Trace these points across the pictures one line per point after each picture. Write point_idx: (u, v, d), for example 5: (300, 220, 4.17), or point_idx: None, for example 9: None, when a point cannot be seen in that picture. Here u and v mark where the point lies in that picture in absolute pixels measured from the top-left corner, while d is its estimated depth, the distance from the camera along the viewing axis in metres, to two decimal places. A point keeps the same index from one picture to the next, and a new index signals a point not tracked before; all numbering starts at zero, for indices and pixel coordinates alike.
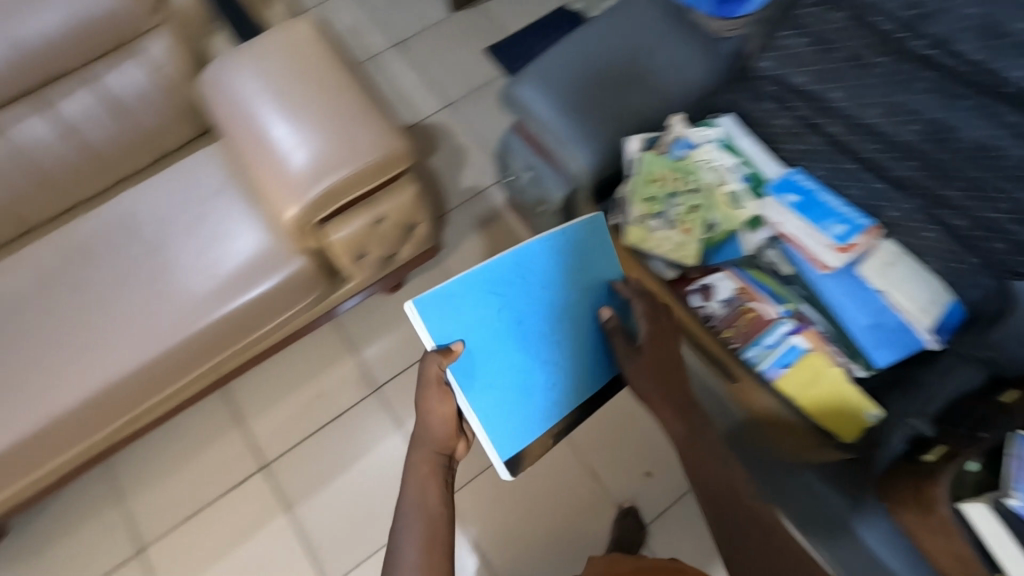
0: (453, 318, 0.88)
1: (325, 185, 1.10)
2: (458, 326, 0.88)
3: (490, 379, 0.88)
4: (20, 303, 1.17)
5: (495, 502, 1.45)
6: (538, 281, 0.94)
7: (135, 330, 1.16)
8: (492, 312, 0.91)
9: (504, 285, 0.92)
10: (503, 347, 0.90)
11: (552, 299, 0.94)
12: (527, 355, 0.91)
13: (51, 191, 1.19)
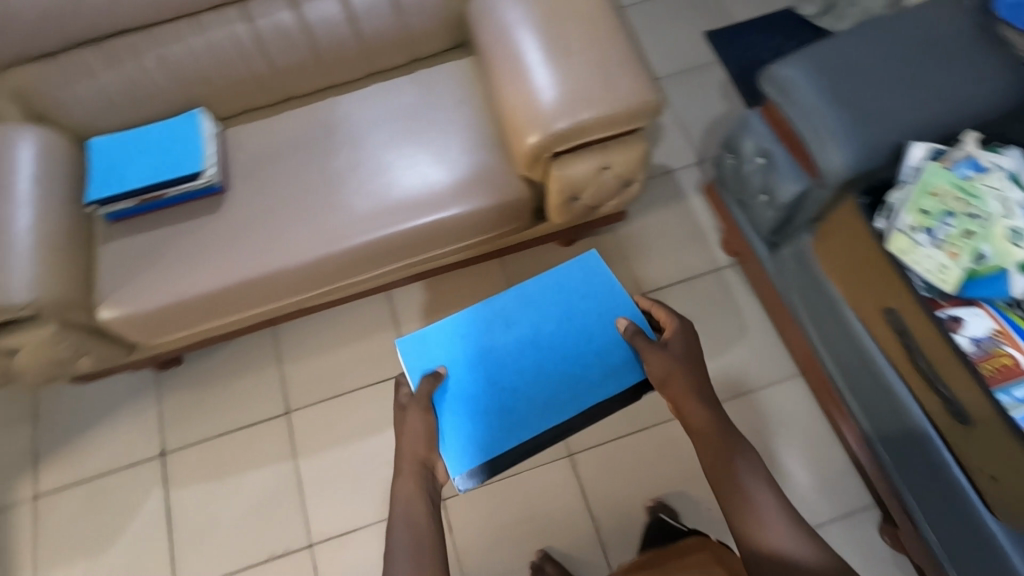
0: (434, 349, 1.11)
1: (574, 121, 1.11)
2: (436, 354, 1.11)
3: (483, 392, 1.09)
4: (259, 159, 1.24)
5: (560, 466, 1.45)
6: (489, 321, 1.15)
7: (356, 214, 1.21)
8: (475, 334, 1.14)
9: (470, 327, 1.14)
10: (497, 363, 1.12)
11: (545, 325, 1.14)
12: (525, 367, 1.11)
13: (313, 64, 1.24)
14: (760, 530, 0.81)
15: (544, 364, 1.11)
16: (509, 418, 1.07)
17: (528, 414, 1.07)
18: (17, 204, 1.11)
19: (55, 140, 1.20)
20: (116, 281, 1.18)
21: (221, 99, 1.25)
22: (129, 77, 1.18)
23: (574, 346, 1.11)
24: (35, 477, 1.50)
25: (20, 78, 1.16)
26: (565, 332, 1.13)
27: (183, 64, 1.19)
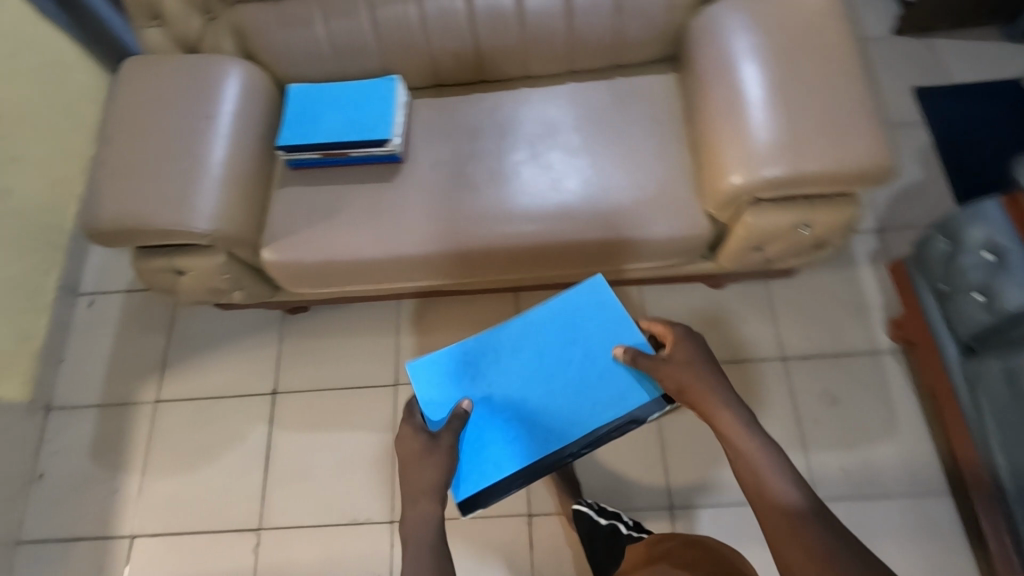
0: (437, 381, 1.03)
1: (788, 170, 1.00)
2: (440, 386, 1.02)
3: (478, 422, 1.00)
4: (442, 139, 1.23)
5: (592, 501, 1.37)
6: (497, 350, 1.06)
7: (524, 215, 1.17)
8: (472, 361, 1.05)
9: (472, 353, 1.05)
10: (489, 387, 1.03)
11: (544, 351, 1.05)
12: (520, 388, 1.03)
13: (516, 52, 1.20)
14: (804, 534, 0.78)
15: (540, 386, 1.02)
16: (504, 448, 0.98)
17: (527, 440, 0.98)
18: (215, 137, 1.15)
19: (259, 81, 1.24)
20: (283, 228, 1.20)
21: (417, 70, 1.24)
22: (339, 33, 1.18)
23: (572, 366, 1.03)
24: (160, 384, 1.60)
25: (242, 15, 1.19)
26: (563, 351, 1.04)
27: (392, 30, 1.18)
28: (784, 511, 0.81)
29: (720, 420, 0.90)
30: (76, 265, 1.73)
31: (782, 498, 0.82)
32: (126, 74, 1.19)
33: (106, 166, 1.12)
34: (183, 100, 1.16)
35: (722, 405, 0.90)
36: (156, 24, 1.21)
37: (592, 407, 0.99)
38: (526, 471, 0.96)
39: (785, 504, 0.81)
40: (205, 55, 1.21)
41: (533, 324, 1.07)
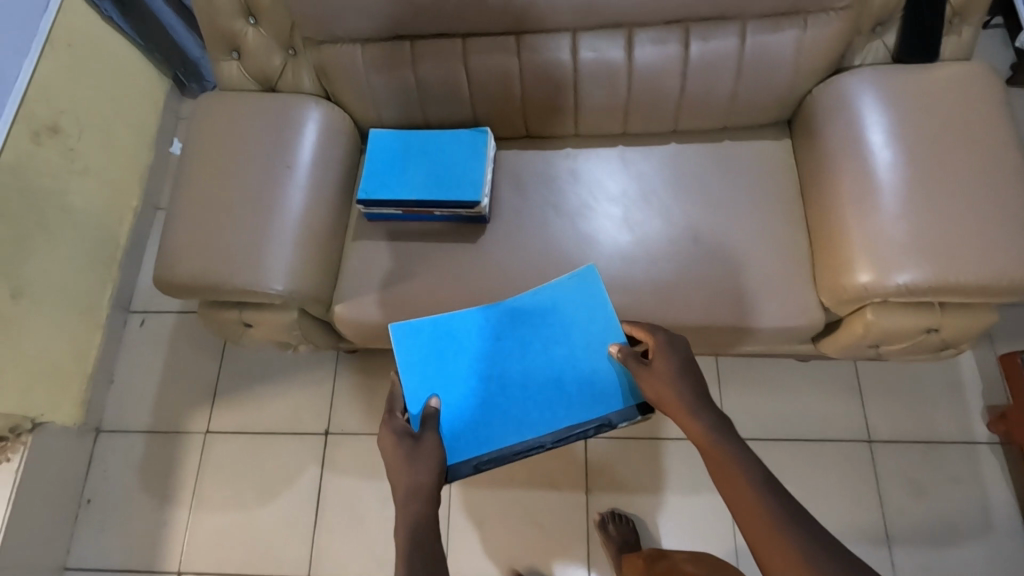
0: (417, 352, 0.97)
1: (928, 276, 0.91)
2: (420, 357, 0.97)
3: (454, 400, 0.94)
4: (533, 197, 1.15)
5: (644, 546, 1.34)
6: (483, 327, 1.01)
7: (619, 290, 1.08)
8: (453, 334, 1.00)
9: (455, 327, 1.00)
10: (464, 373, 0.96)
11: (527, 331, 1.00)
12: (495, 378, 0.97)
13: (619, 112, 1.11)
14: (785, 541, 0.70)
15: (517, 378, 0.96)
16: (470, 438, 0.92)
17: (493, 428, 0.93)
18: (293, 186, 1.08)
19: (339, 125, 1.17)
20: (358, 287, 1.13)
21: (508, 123, 1.15)
22: (429, 80, 1.09)
23: (552, 359, 0.97)
24: (211, 414, 1.56)
25: (325, 55, 1.10)
26: (545, 343, 0.98)
27: (486, 81, 1.08)
28: (766, 517, 0.72)
29: (692, 425, 0.82)
30: (130, 282, 1.69)
31: (762, 504, 0.73)
32: (203, 112, 1.13)
33: (181, 213, 1.07)
34: (261, 144, 1.09)
35: (688, 402, 0.83)
36: (234, 57, 1.14)
37: (566, 406, 0.94)
38: (484, 460, 0.91)
39: (767, 512, 0.73)
40: (286, 96, 1.14)
41: (518, 312, 1.01)
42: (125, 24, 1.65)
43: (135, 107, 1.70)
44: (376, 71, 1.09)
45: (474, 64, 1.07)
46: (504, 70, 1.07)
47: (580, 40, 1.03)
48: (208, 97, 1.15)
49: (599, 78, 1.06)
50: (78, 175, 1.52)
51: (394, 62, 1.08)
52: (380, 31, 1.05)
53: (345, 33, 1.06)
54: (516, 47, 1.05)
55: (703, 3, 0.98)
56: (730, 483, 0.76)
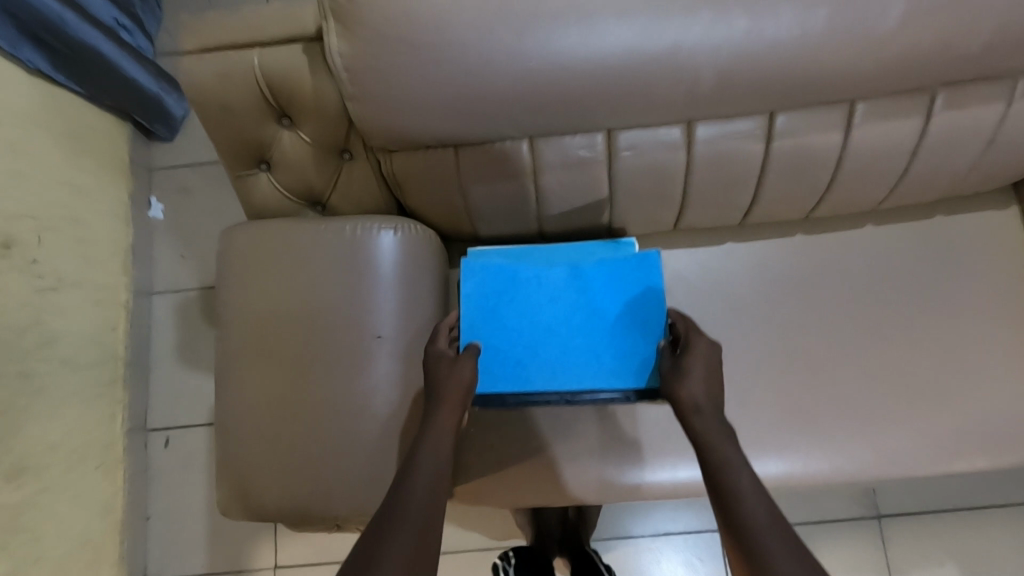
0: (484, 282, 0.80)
1: None
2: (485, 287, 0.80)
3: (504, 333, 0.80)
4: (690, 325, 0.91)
5: (677, 557, 1.28)
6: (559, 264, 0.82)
7: (817, 428, 0.87)
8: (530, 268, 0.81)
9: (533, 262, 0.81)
10: (501, 312, 0.81)
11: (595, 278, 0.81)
12: (546, 321, 0.81)
13: (811, 200, 0.82)
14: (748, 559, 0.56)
15: (552, 327, 0.81)
16: (491, 374, 0.80)
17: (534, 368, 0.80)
18: (383, 363, 0.78)
19: (429, 255, 0.83)
20: (482, 460, 0.88)
21: (654, 221, 0.86)
22: (556, 187, 0.78)
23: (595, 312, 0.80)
24: (276, 544, 1.33)
25: (401, 165, 0.76)
26: (592, 293, 0.81)
27: (637, 183, 0.78)
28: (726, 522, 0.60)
29: (690, 416, 0.69)
30: (141, 394, 1.39)
31: (725, 503, 0.61)
32: (235, 263, 0.79)
33: (241, 409, 0.78)
34: (330, 308, 0.78)
35: (698, 396, 0.71)
36: (265, 169, 0.80)
37: (595, 370, 0.80)
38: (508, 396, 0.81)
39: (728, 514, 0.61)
40: (351, 224, 0.79)
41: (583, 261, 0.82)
42: (68, 80, 1.22)
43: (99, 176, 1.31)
44: (479, 182, 0.77)
45: (623, 164, 0.75)
46: (665, 168, 0.76)
47: (780, 122, 0.72)
48: (233, 230, 0.80)
49: (799, 169, 0.76)
50: (54, 290, 1.15)
51: (509, 170, 0.76)
52: (490, 134, 0.72)
53: (439, 140, 0.72)
54: (686, 139, 0.73)
55: (973, 63, 0.66)
56: (713, 471, 0.64)
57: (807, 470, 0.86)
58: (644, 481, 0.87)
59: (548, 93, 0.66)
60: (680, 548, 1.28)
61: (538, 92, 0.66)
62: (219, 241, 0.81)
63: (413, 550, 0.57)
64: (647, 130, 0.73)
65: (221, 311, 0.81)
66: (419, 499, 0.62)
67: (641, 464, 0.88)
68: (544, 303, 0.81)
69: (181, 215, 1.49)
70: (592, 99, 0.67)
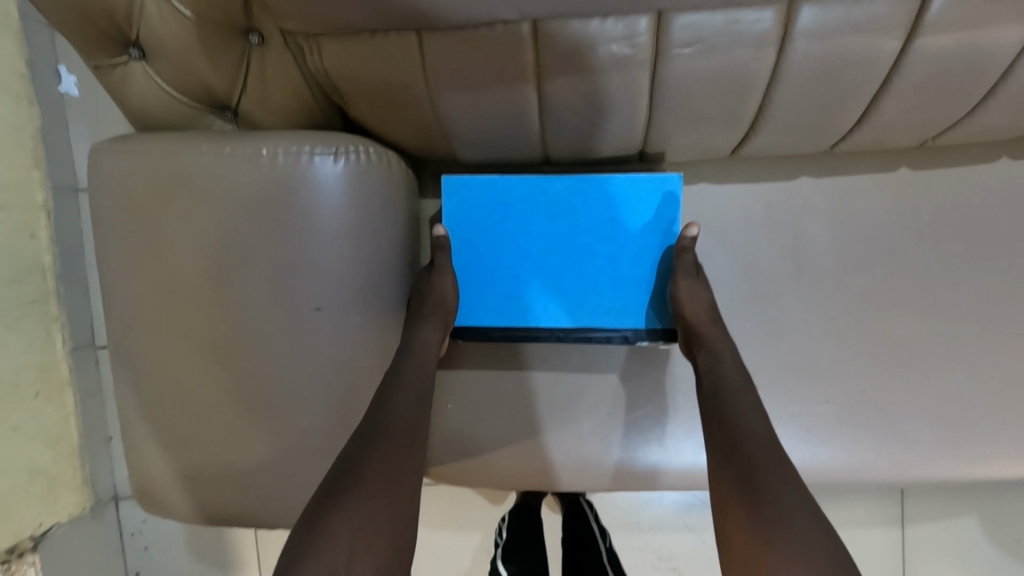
0: (468, 208, 0.64)
1: None
2: (467, 213, 0.64)
3: (491, 263, 0.65)
4: (730, 297, 0.71)
5: (684, 534, 1.05)
6: (556, 187, 0.63)
7: (879, 418, 0.70)
8: (521, 192, 0.63)
9: (526, 187, 0.63)
10: (484, 235, 0.65)
11: (590, 207, 0.63)
12: (538, 252, 0.65)
13: (938, 125, 0.57)
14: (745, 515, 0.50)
15: (545, 256, 0.65)
16: (468, 301, 0.66)
17: (522, 303, 0.66)
18: (325, 342, 0.60)
19: (384, 200, 0.60)
20: (462, 442, 0.72)
21: (704, 146, 0.61)
22: (568, 98, 0.52)
23: (604, 237, 0.64)
24: None
25: (333, 64, 0.50)
26: (602, 214, 0.64)
27: (693, 94, 0.52)
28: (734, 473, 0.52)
29: None
30: (81, 309, 1.21)
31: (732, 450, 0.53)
32: (112, 206, 0.58)
33: (150, 386, 0.61)
34: (245, 272, 0.58)
35: None
36: (137, 56, 0.54)
37: (591, 308, 0.65)
38: (493, 331, 0.67)
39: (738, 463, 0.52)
40: (269, 149, 0.56)
41: (584, 187, 0.63)
42: None
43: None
44: (455, 87, 0.51)
45: (677, 67, 0.49)
46: (737, 75, 0.50)
47: (938, 8, 0.46)
48: (110, 153, 0.57)
49: (942, 81, 0.51)
50: None
51: (495, 69, 0.50)
52: (472, 13, 0.46)
53: (396, 21, 0.46)
54: (781, 31, 0.47)
55: None
56: None
57: (856, 467, 0.70)
58: (669, 468, 0.72)
59: None
60: (677, 527, 1.06)
61: None
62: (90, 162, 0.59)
63: (389, 477, 0.53)
64: (720, 15, 0.46)
65: (103, 260, 0.60)
66: (404, 422, 0.56)
67: (671, 449, 0.72)
68: (542, 222, 0.64)
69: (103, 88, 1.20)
70: None
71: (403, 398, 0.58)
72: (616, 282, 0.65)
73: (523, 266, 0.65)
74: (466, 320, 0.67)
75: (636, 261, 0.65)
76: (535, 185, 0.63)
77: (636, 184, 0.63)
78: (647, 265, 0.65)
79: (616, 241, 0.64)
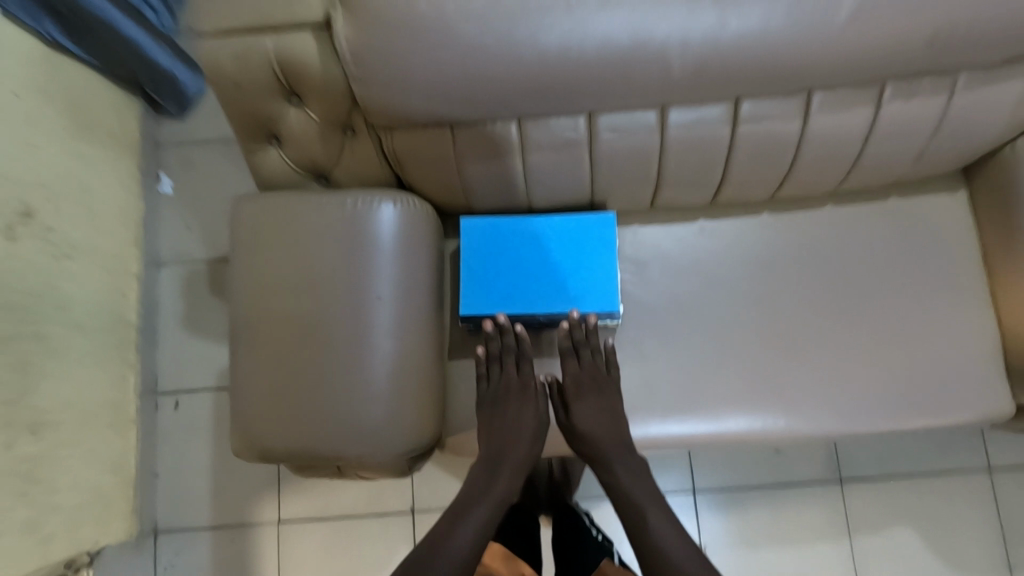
0: (478, 237, 0.91)
1: None
2: (477, 240, 0.91)
3: (493, 273, 0.92)
4: (662, 303, 0.99)
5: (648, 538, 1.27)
6: (538, 223, 0.92)
7: (776, 391, 0.96)
8: (514, 227, 0.91)
9: (517, 224, 0.91)
10: (488, 255, 0.91)
11: (561, 235, 0.91)
12: (526, 266, 0.91)
13: (774, 183, 0.91)
14: None
15: (531, 269, 0.91)
16: (473, 299, 0.91)
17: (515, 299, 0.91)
18: (381, 322, 0.87)
19: (422, 231, 0.91)
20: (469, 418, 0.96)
21: (631, 199, 0.94)
22: (540, 164, 0.86)
23: (571, 255, 0.91)
24: (278, 502, 1.42)
25: (401, 144, 0.84)
26: (569, 239, 0.91)
27: (615, 161, 0.86)
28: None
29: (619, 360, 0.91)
30: (149, 359, 1.47)
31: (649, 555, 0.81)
32: (246, 236, 0.88)
33: (253, 362, 0.87)
34: (330, 277, 0.86)
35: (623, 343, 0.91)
36: (275, 144, 0.88)
37: (563, 302, 0.91)
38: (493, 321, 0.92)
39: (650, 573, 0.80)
40: (353, 199, 0.88)
41: (556, 223, 0.91)
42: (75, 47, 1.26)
43: (102, 148, 1.36)
44: (472, 157, 0.85)
45: (604, 146, 0.83)
46: (640, 149, 0.84)
47: (747, 109, 0.80)
48: (248, 202, 0.89)
49: (764, 152, 0.84)
50: (69, 257, 1.23)
51: (496, 146, 0.83)
52: (482, 116, 0.80)
53: (439, 120, 0.80)
54: (661, 123, 0.82)
55: (914, 61, 0.74)
56: None
57: (763, 427, 0.95)
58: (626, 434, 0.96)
59: (534, 79, 0.75)
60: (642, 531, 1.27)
61: (526, 80, 0.75)
62: (232, 210, 0.90)
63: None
64: (625, 114, 0.81)
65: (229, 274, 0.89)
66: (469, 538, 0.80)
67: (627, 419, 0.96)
68: (528, 246, 0.91)
69: (189, 189, 1.57)
70: (574, 87, 0.76)
71: (470, 525, 0.81)
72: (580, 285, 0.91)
73: (515, 275, 0.91)
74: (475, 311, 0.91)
75: (595, 270, 0.92)
76: (523, 222, 0.91)
77: (590, 220, 0.91)
78: (604, 274, 0.91)
79: (579, 258, 0.91)
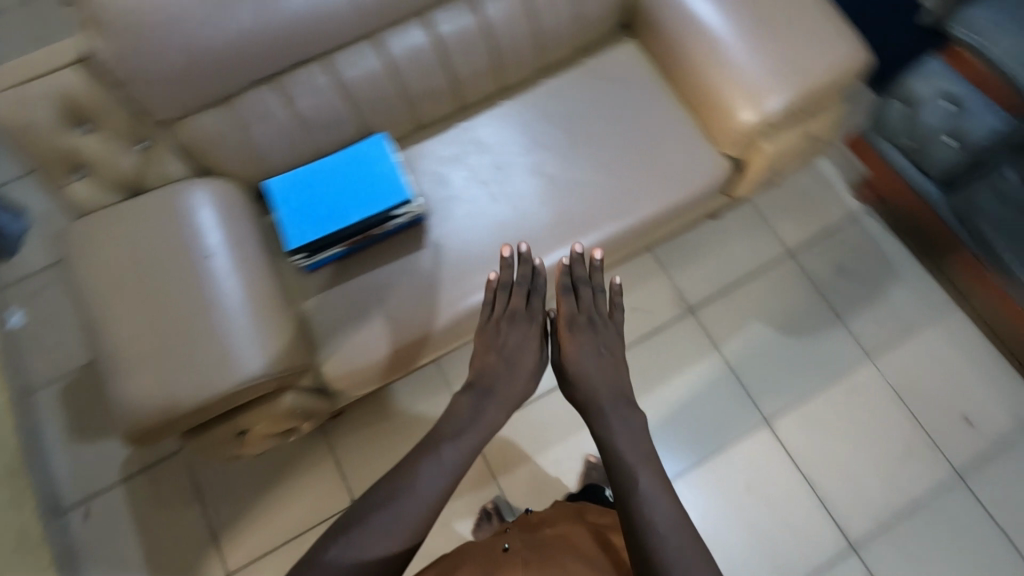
0: (281, 189, 1.08)
1: (787, 93, 1.09)
2: (282, 191, 1.08)
3: (301, 207, 1.07)
4: (457, 192, 1.18)
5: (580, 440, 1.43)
6: (325, 162, 1.10)
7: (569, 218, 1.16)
8: (307, 172, 1.09)
9: (309, 168, 1.10)
10: (294, 198, 1.08)
11: (345, 161, 1.10)
12: (326, 193, 1.08)
13: (491, 70, 1.18)
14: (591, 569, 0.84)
15: (331, 193, 1.08)
16: (292, 231, 1.05)
17: (326, 218, 1.06)
18: (219, 274, 0.99)
19: (234, 200, 1.07)
20: (339, 341, 1.08)
21: (396, 122, 1.17)
22: (306, 111, 1.07)
23: (359, 171, 1.09)
24: (224, 558, 1.39)
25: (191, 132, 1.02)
26: (354, 162, 1.10)
27: (363, 89, 1.09)
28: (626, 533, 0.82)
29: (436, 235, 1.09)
30: (44, 483, 1.43)
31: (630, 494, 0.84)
32: (75, 256, 0.98)
33: (114, 356, 0.94)
34: (163, 256, 0.98)
35: None
36: (79, 176, 1.00)
37: (366, 204, 1.06)
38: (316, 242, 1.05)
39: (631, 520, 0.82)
40: (163, 191, 1.03)
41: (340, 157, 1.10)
42: None
43: None
44: (252, 122, 1.05)
45: (347, 78, 1.07)
46: (376, 73, 1.08)
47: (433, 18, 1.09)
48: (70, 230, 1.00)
49: (465, 45, 1.12)
50: None
51: (265, 106, 1.04)
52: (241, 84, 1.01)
53: (211, 99, 1.00)
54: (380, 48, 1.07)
55: None
56: None
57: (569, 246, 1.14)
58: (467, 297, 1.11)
59: (264, 38, 0.97)
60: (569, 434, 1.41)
61: (257, 41, 0.97)
62: (59, 242, 1.00)
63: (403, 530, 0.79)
64: (351, 50, 1.06)
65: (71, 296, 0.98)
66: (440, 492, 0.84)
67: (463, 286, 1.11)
68: (324, 179, 1.09)
69: (37, 316, 1.60)
70: (296, 36, 0.99)
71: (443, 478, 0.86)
72: (374, 188, 1.08)
73: (320, 202, 1.07)
74: (297, 239, 1.04)
75: (382, 173, 1.09)
76: (313, 165, 1.10)
77: (365, 144, 1.11)
78: (390, 173, 1.09)
79: (366, 171, 1.09)
